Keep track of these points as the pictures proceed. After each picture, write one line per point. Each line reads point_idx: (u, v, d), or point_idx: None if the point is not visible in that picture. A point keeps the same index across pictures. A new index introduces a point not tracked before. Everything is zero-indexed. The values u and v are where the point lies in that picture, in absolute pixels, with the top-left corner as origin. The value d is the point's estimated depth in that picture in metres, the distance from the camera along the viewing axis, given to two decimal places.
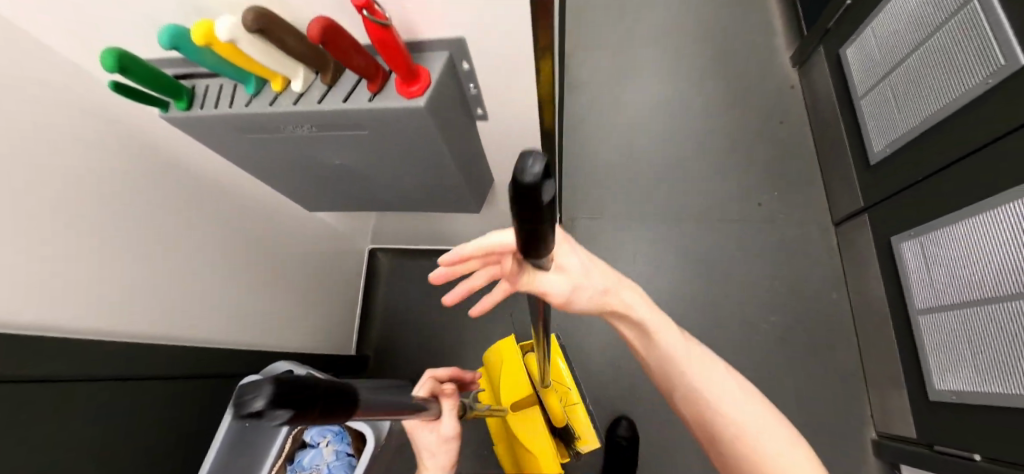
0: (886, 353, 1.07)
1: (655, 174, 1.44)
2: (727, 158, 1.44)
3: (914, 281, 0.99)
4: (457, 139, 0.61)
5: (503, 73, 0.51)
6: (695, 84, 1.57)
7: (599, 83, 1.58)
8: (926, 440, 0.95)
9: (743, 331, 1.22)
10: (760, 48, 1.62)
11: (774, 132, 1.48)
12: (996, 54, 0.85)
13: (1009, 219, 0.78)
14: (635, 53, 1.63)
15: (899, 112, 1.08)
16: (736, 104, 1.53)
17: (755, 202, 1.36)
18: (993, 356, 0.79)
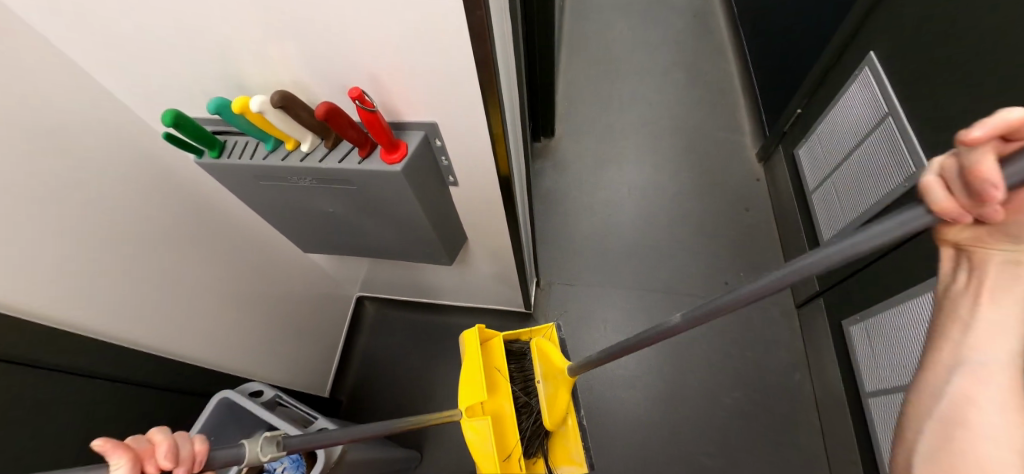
0: (847, 439, 1.07)
1: (624, 248, 1.60)
2: (693, 239, 1.58)
3: (864, 363, 1.03)
4: (430, 199, 0.74)
5: (465, 147, 0.66)
6: (668, 172, 1.76)
7: (582, 168, 1.82)
8: None
9: (706, 405, 1.22)
10: (728, 144, 1.83)
11: (739, 218, 1.62)
12: (908, 160, 0.99)
13: (922, 309, 0.86)
14: (615, 143, 1.87)
15: (843, 205, 1.20)
16: (703, 191, 1.70)
17: (721, 280, 1.48)
18: None
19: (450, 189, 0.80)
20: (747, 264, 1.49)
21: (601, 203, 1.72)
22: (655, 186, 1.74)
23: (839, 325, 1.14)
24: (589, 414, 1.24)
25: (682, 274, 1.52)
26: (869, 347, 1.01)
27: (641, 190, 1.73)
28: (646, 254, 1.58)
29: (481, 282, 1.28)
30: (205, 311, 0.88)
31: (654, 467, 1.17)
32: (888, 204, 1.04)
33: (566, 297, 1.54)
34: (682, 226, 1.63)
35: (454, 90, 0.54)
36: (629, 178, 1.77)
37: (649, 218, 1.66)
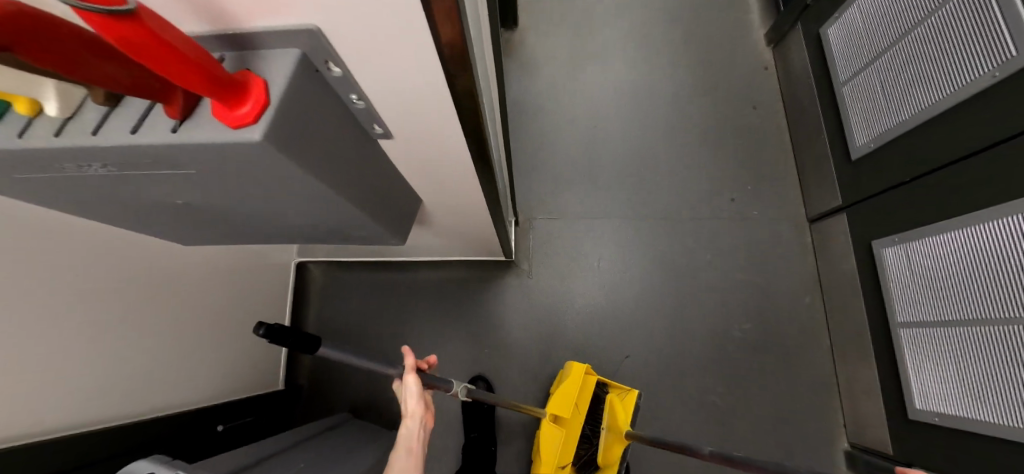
0: (862, 361, 1.02)
1: (616, 171, 1.34)
2: (695, 151, 1.34)
3: (895, 293, 0.92)
4: (342, 167, 0.41)
5: (396, 75, 0.34)
6: (662, 68, 1.43)
7: (555, 72, 1.44)
8: (903, 458, 0.89)
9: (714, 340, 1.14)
10: (732, 22, 1.48)
11: (747, 119, 1.37)
12: (1006, 43, 0.75)
13: (1008, 237, 0.71)
14: (595, 33, 1.47)
15: (888, 103, 0.97)
16: (704, 89, 1.40)
17: (728, 198, 1.28)
18: (988, 381, 0.74)
19: (380, 142, 0.48)
20: (754, 176, 1.30)
21: (583, 116, 1.40)
22: (647, 86, 1.41)
23: (868, 246, 1.01)
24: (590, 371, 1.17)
25: (683, 194, 1.30)
26: (908, 276, 0.89)
27: (631, 93, 1.41)
28: (642, 174, 1.33)
29: (452, 241, 1.02)
30: (27, 366, 0.58)
31: (661, 412, 1.12)
32: (963, 101, 0.83)
33: (552, 235, 1.29)
34: (682, 134, 1.36)
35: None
36: (615, 79, 1.43)
37: (643, 129, 1.37)
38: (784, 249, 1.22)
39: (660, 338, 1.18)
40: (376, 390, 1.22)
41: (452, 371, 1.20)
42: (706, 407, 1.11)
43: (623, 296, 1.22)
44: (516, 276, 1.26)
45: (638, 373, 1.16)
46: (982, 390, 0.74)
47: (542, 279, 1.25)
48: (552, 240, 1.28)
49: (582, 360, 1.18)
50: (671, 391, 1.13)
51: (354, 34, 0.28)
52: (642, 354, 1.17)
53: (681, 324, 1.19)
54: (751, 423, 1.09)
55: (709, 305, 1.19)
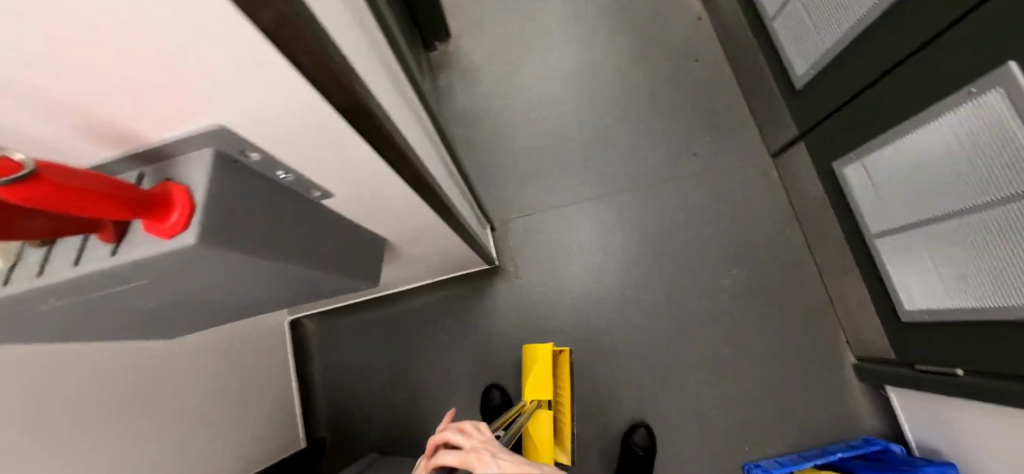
0: (848, 280, 1.05)
1: (577, 154, 1.34)
2: (647, 117, 1.35)
3: (863, 205, 0.95)
4: (288, 234, 0.41)
5: (311, 137, 0.35)
6: (597, 43, 1.43)
7: (494, 73, 1.44)
8: (906, 361, 0.93)
9: (705, 293, 1.19)
10: None
11: (690, 73, 1.37)
12: None
13: (945, 129, 0.74)
14: (524, 27, 1.48)
15: (816, 30, 0.99)
16: (643, 54, 1.41)
17: (690, 154, 1.30)
18: (964, 268, 0.76)
19: (322, 203, 0.48)
20: (709, 127, 1.32)
21: (531, 109, 1.40)
22: (586, 64, 1.42)
23: (829, 169, 1.04)
24: (599, 352, 1.19)
25: (644, 160, 1.31)
26: (870, 187, 0.92)
27: (574, 76, 1.41)
28: (601, 151, 1.34)
29: (431, 265, 1.03)
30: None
31: (675, 373, 1.15)
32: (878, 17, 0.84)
33: (530, 230, 1.30)
34: (632, 103, 1.37)
35: (235, 70, 0.24)
36: (554, 66, 1.43)
37: (592, 108, 1.38)
38: (753, 190, 1.24)
39: (658, 305, 1.20)
40: (400, 423, 1.22)
41: (467, 387, 1.21)
42: (714, 359, 1.14)
43: (613, 272, 1.24)
44: (505, 280, 1.27)
45: (645, 343, 1.18)
46: (962, 279, 0.77)
47: (530, 277, 1.26)
48: (531, 236, 1.29)
49: (588, 343, 1.20)
50: (679, 353, 1.16)
51: (247, 111, 0.29)
52: (643, 324, 1.19)
53: (674, 287, 1.21)
54: (763, 362, 1.12)
55: (696, 261, 1.22)
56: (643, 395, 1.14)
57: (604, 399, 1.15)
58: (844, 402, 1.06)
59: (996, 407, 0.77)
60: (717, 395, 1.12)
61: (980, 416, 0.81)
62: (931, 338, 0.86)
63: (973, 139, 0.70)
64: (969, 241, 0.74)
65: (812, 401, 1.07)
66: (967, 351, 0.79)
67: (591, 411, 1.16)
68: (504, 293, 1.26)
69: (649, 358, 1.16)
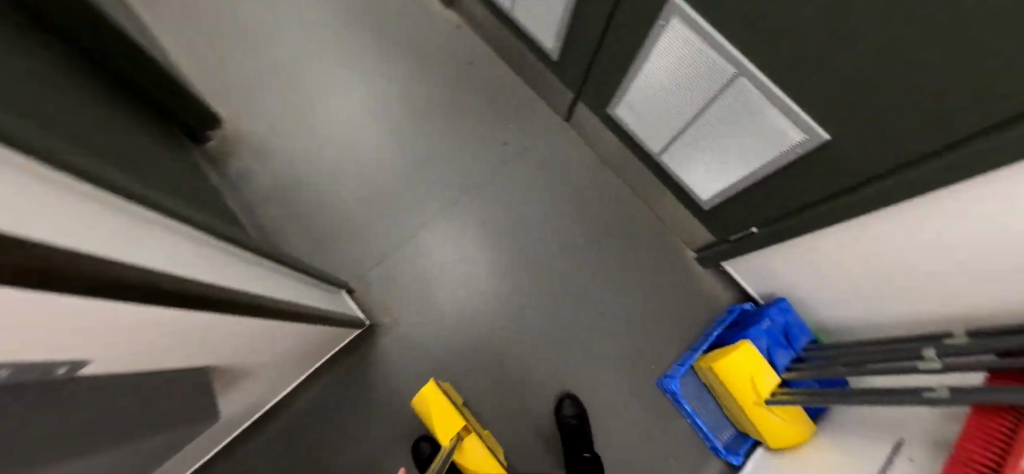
0: (657, 191, 1.20)
1: (394, 182, 1.21)
2: (445, 119, 1.25)
3: (641, 133, 1.11)
4: None
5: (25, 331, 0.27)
6: (361, 62, 1.29)
7: (266, 131, 1.23)
8: (721, 236, 1.13)
9: (568, 261, 1.18)
10: None
11: (462, 64, 1.30)
12: None
13: (667, 50, 0.89)
14: (276, 70, 1.28)
15: (543, 4, 1.06)
16: (412, 55, 1.30)
17: (501, 141, 1.25)
18: (724, 151, 0.94)
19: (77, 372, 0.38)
20: (508, 93, 1.29)
21: (322, 154, 1.22)
22: (361, 85, 1.27)
23: (606, 113, 1.16)
24: (504, 354, 1.12)
25: (469, 147, 1.24)
26: (639, 117, 1.08)
27: (353, 102, 1.26)
28: (419, 169, 1.21)
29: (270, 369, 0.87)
30: None
31: (576, 345, 1.14)
32: None
33: (379, 281, 1.15)
34: (424, 112, 1.26)
35: (48, 321, 0.29)
36: (327, 101, 1.26)
37: (391, 115, 1.25)
38: (563, 136, 1.28)
39: (535, 293, 1.16)
40: None
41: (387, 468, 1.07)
42: (601, 313, 1.16)
43: (482, 283, 1.16)
44: (376, 345, 1.11)
45: (539, 321, 1.14)
46: (727, 159, 0.95)
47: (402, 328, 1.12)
48: (384, 286, 1.15)
49: (489, 362, 1.11)
50: (571, 324, 1.15)
51: None
52: (531, 316, 1.14)
53: (542, 268, 1.17)
54: (637, 286, 1.18)
55: (551, 234, 1.19)
56: (558, 382, 1.12)
57: (524, 405, 1.10)
58: (703, 293, 1.20)
59: (787, 244, 0.99)
60: (616, 334, 1.15)
61: (787, 254, 1.01)
62: (727, 211, 1.06)
63: (687, 51, 0.85)
64: (719, 129, 0.91)
65: (683, 305, 1.18)
66: (755, 210, 0.99)
67: (520, 424, 1.09)
68: (382, 355, 1.11)
69: (548, 344, 1.13)
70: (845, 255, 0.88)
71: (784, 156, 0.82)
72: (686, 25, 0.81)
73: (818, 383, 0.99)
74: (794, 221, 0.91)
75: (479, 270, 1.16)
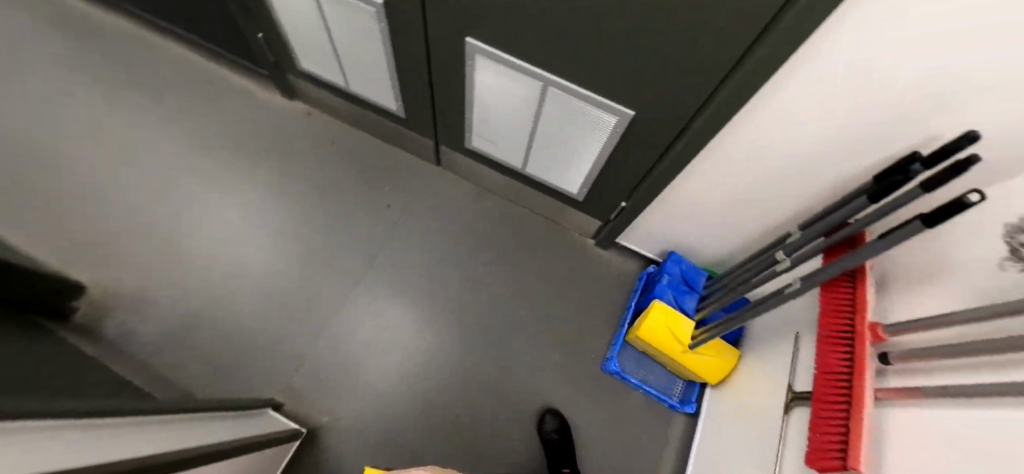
0: (538, 199, 1.30)
1: (292, 279, 1.20)
2: (323, 203, 1.28)
3: (502, 156, 1.20)
4: None
5: None
6: (221, 177, 1.28)
7: (136, 279, 1.16)
8: (603, 218, 1.24)
9: (482, 288, 1.25)
10: (223, 89, 1.39)
11: (321, 146, 1.34)
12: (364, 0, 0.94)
13: (484, 84, 1.00)
14: (128, 213, 1.22)
15: (374, 74, 1.14)
16: (271, 154, 1.32)
17: (384, 204, 1.30)
18: (568, 148, 1.06)
19: None
20: (374, 160, 1.35)
21: (207, 279, 1.18)
22: (228, 198, 1.26)
23: (466, 148, 1.25)
24: (450, 401, 1.14)
25: (353, 221, 1.27)
26: (493, 144, 1.18)
27: (224, 218, 1.24)
28: (312, 257, 1.22)
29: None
30: None
31: (515, 362, 1.19)
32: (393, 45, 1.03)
33: (308, 380, 1.12)
34: (300, 202, 1.28)
35: None
36: (196, 225, 1.22)
37: (267, 218, 1.25)
38: (437, 180, 1.35)
39: (462, 330, 1.21)
40: None
41: None
42: (527, 324, 1.23)
43: (410, 341, 1.18)
44: (325, 444, 1.07)
45: (474, 355, 1.19)
46: (573, 154, 1.07)
47: (346, 417, 1.10)
48: (313, 383, 1.12)
49: (441, 412, 1.13)
50: (504, 346, 1.21)
51: None
52: (466, 353, 1.19)
53: (460, 304, 1.23)
54: (548, 289, 1.27)
55: (458, 271, 1.26)
56: (511, 403, 1.16)
57: (487, 438, 1.12)
58: (609, 270, 1.31)
59: (652, 205, 1.12)
60: (546, 339, 1.22)
61: (658, 213, 1.14)
62: (598, 196, 1.17)
63: (499, 79, 0.97)
64: (555, 131, 1.04)
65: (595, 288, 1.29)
66: (615, 189, 1.12)
67: (489, 457, 1.12)
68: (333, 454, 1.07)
69: (490, 372, 1.18)
70: (691, 197, 1.04)
71: (609, 137, 0.96)
72: (487, 56, 0.92)
73: (725, 310, 1.11)
74: (644, 186, 1.05)
75: (403, 330, 1.18)
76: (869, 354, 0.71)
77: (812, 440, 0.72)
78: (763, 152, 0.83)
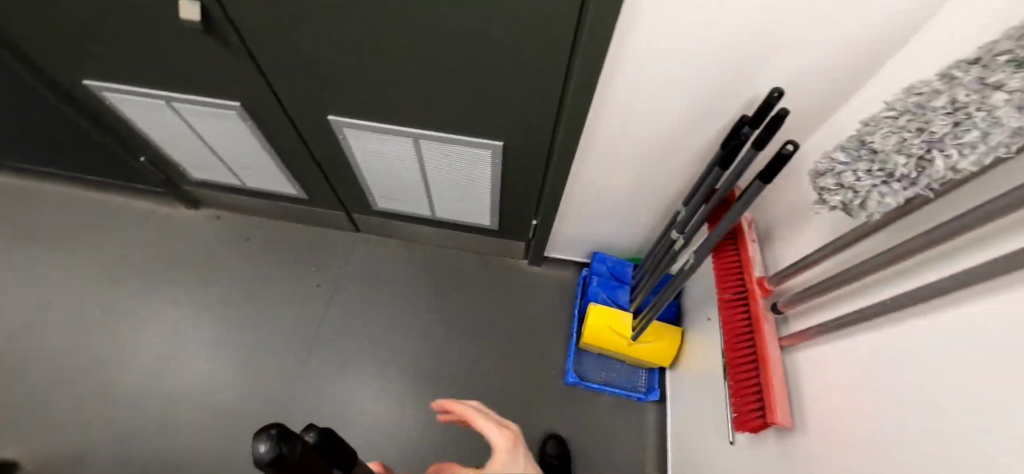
0: (459, 238, 1.34)
1: (236, 386, 1.18)
2: (252, 301, 1.28)
3: (409, 209, 1.23)
4: None
5: None
6: (139, 307, 1.25)
7: (66, 440, 1.09)
8: (523, 239, 1.27)
9: (428, 338, 1.28)
10: (123, 221, 1.37)
11: (237, 247, 1.34)
12: (225, 105, 0.97)
13: (362, 151, 1.04)
14: (46, 374, 1.16)
15: (262, 168, 1.15)
16: (187, 270, 1.30)
17: (313, 284, 1.31)
18: (463, 187, 1.10)
19: None
20: (293, 244, 1.36)
21: (145, 415, 1.13)
22: (150, 327, 1.23)
23: (376, 211, 1.27)
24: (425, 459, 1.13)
25: (288, 310, 1.28)
26: (397, 201, 1.20)
27: (151, 347, 1.20)
28: (252, 359, 1.21)
29: None
30: None
31: (479, 400, 1.21)
32: (268, 138, 1.05)
33: None
34: (229, 307, 1.27)
35: None
36: (122, 364, 1.18)
37: (198, 331, 1.23)
38: (360, 247, 1.37)
39: (419, 384, 1.22)
40: None
41: None
42: (481, 360, 1.26)
43: (371, 411, 1.17)
44: None
45: (438, 405, 1.19)
46: (469, 191, 1.11)
47: None
48: None
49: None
50: (463, 388, 1.22)
51: None
52: (429, 405, 1.19)
53: (411, 359, 1.25)
54: (491, 319, 1.32)
55: (402, 328, 1.28)
56: (485, 442, 1.16)
57: None
58: (544, 283, 1.36)
59: (560, 214, 1.16)
60: (503, 368, 1.25)
61: (569, 221, 1.18)
62: (509, 221, 1.20)
63: (374, 143, 1.01)
64: (443, 176, 1.07)
65: (535, 306, 1.34)
66: (521, 210, 1.15)
67: None
68: None
69: (458, 417, 1.18)
70: (588, 200, 1.09)
71: (489, 168, 1.01)
72: (355, 128, 0.97)
73: (654, 292, 1.14)
74: (544, 202, 1.09)
75: (361, 401, 1.18)
76: (764, 308, 0.74)
77: (734, 405, 0.75)
78: (627, 141, 0.90)
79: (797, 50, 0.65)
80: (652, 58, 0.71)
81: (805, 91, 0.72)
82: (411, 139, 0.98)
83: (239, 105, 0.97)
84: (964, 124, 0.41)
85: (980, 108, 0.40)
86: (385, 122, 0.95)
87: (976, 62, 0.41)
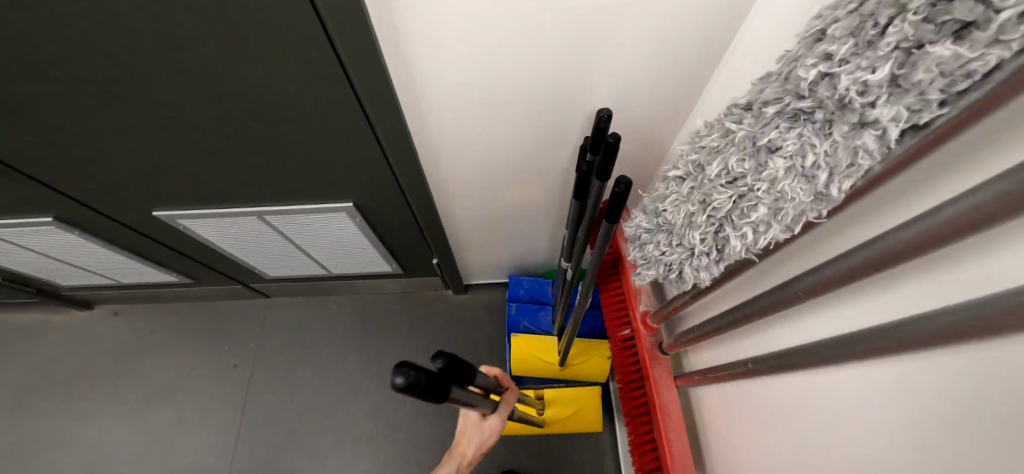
0: (372, 284, 1.25)
1: None
2: (166, 397, 1.18)
3: (303, 272, 1.13)
4: None
5: None
6: (41, 434, 1.14)
7: None
8: (435, 273, 1.17)
9: (360, 394, 1.17)
10: (10, 346, 1.26)
11: (142, 343, 1.25)
12: (38, 222, 0.85)
13: (210, 233, 0.91)
14: None
15: (129, 267, 1.05)
16: (90, 381, 1.20)
17: (229, 364, 1.22)
18: (340, 244, 0.98)
19: None
20: (202, 327, 1.27)
21: None
22: (55, 453, 1.12)
23: (272, 279, 1.17)
24: None
25: (205, 398, 1.18)
26: (285, 268, 1.10)
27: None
28: (173, 461, 1.10)
29: None
30: None
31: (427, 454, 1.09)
32: (111, 240, 0.94)
33: None
34: (141, 411, 1.16)
35: None
36: None
37: (108, 446, 1.12)
38: (273, 314, 1.28)
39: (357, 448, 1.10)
40: None
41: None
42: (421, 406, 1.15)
43: None
44: None
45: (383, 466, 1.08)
46: (349, 246, 0.99)
47: None
48: None
49: None
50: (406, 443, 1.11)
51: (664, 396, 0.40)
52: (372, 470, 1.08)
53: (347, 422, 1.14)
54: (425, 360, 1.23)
55: (331, 388, 1.18)
56: None
57: None
58: (474, 311, 1.28)
59: (455, 247, 1.06)
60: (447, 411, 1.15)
61: (470, 250, 1.08)
62: (410, 262, 1.09)
63: (216, 225, 0.88)
64: (312, 238, 0.95)
65: (469, 336, 1.24)
66: (416, 251, 1.04)
67: None
68: None
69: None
70: (475, 229, 0.99)
71: (352, 226, 0.90)
72: (188, 218, 0.85)
73: (571, 306, 1.06)
74: (430, 242, 0.99)
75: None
76: (651, 349, 0.66)
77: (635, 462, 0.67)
78: (486, 169, 0.78)
79: (606, 55, 0.55)
80: (457, 89, 0.60)
81: (647, 86, 0.60)
82: (251, 213, 0.84)
83: (53, 219, 0.84)
84: (748, 198, 0.30)
85: (758, 178, 0.29)
86: (216, 205, 0.83)
87: (746, 112, 0.31)
